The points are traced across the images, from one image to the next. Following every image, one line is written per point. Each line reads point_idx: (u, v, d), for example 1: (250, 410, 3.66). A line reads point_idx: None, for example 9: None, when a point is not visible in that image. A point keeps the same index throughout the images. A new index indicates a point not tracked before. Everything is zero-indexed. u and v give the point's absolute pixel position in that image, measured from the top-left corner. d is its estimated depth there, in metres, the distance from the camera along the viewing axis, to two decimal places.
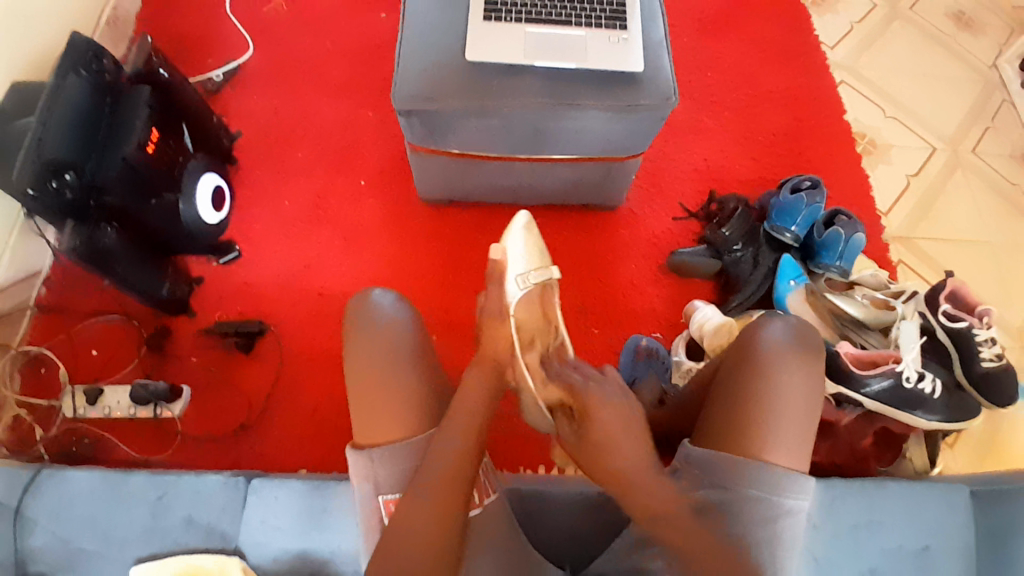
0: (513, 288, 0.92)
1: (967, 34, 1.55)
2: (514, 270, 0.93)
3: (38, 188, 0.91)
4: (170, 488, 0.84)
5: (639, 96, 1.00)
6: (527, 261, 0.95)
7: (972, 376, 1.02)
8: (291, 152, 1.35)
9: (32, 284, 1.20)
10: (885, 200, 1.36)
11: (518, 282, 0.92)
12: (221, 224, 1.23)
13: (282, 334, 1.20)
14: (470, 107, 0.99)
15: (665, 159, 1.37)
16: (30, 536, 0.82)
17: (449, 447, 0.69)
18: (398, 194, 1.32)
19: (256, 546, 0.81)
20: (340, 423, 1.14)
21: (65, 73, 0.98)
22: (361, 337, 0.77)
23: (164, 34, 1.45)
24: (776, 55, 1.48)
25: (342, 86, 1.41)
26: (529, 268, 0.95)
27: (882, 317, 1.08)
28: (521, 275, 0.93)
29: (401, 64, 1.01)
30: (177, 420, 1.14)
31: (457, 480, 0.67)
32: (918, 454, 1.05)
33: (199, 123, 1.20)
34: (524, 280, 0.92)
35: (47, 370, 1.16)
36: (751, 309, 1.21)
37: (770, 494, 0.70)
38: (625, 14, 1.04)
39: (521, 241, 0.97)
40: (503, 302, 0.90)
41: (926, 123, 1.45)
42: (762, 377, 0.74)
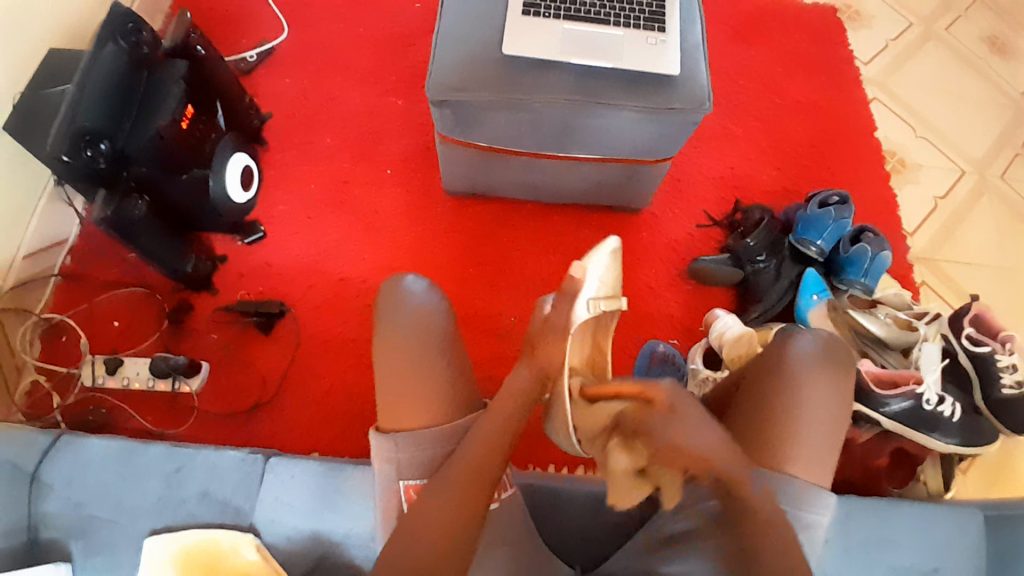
0: (583, 311, 0.83)
1: (1002, 57, 1.53)
2: (587, 293, 0.85)
3: (71, 154, 0.93)
4: (188, 461, 0.85)
5: (673, 100, 1.00)
6: (598, 288, 0.87)
7: (992, 403, 1.00)
8: (319, 135, 1.35)
9: (57, 252, 1.21)
10: (910, 219, 1.35)
11: (589, 306, 0.83)
12: (247, 204, 1.23)
13: (300, 317, 1.20)
14: (501, 100, 0.99)
15: (691, 165, 1.37)
16: (45, 501, 0.82)
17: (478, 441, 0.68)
18: (423, 184, 1.32)
19: (269, 524, 0.82)
20: (352, 408, 1.15)
21: (104, 42, 1.00)
22: (389, 318, 0.77)
23: (200, 11, 1.45)
24: (809, 68, 1.47)
25: (373, 73, 1.41)
26: (598, 294, 0.86)
27: (905, 337, 1.06)
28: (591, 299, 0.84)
29: (437, 53, 1.01)
30: (194, 395, 1.15)
31: (479, 474, 0.66)
32: (933, 479, 1.02)
33: (231, 102, 1.21)
34: (596, 306, 0.84)
35: (67, 338, 1.17)
36: (768, 321, 1.21)
37: (792, 507, 0.70)
38: (664, 16, 1.04)
39: (601, 263, 0.89)
40: (570, 321, 0.81)
41: (956, 145, 1.43)
42: (788, 390, 0.74)
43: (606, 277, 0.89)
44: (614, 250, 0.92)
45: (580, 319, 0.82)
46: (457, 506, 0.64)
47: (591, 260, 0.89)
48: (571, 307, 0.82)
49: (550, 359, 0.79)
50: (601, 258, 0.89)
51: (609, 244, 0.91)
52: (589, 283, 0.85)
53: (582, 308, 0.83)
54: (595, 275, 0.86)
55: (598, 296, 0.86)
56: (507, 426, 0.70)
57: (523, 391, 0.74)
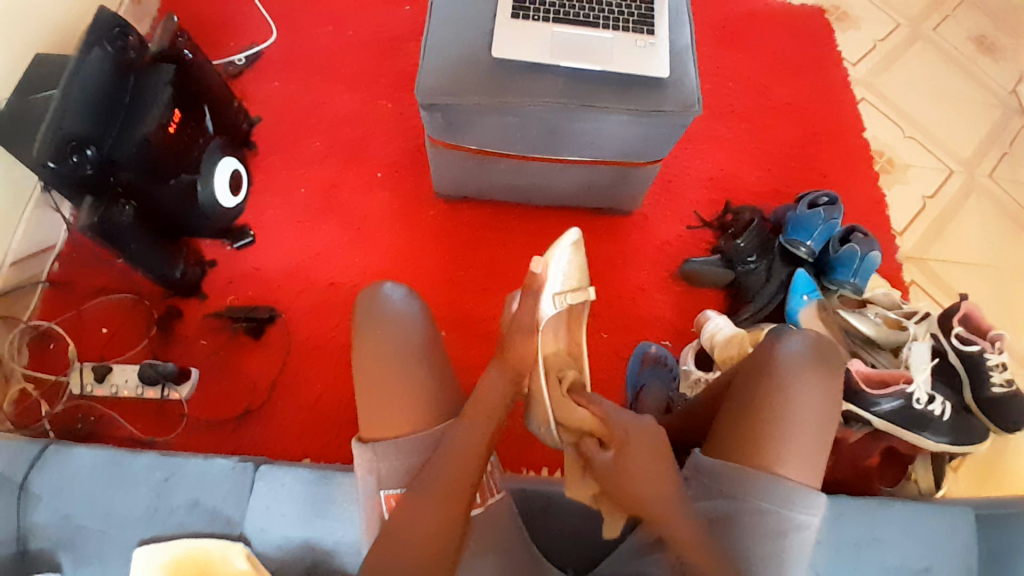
0: (549, 307, 0.85)
1: (989, 57, 1.55)
2: (552, 288, 0.87)
3: (58, 161, 0.90)
4: (177, 470, 0.84)
5: (662, 102, 1.00)
6: (564, 281, 0.88)
7: (981, 400, 1.02)
8: (308, 139, 1.35)
9: (44, 259, 1.20)
10: (899, 219, 1.36)
11: (555, 301, 0.86)
12: (236, 208, 1.22)
13: (291, 321, 1.20)
14: (491, 103, 0.99)
15: (681, 167, 1.37)
16: (34, 511, 0.81)
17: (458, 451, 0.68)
18: (413, 187, 1.32)
19: (260, 532, 0.81)
20: (344, 413, 1.14)
21: (90, 47, 0.97)
22: (366, 326, 0.77)
23: (187, 15, 1.44)
24: (797, 69, 1.48)
25: (362, 77, 1.41)
26: (565, 287, 0.88)
27: (894, 336, 1.07)
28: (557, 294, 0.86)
29: (426, 57, 1.00)
30: (184, 402, 1.14)
31: (460, 484, 0.67)
32: (924, 476, 1.03)
33: (218, 106, 1.20)
34: (563, 301, 0.86)
35: (55, 345, 1.16)
36: (761, 321, 1.21)
37: (781, 506, 0.71)
38: (653, 19, 1.04)
39: (564, 258, 0.88)
40: (536, 319, 0.84)
41: (943, 145, 1.44)
42: (777, 391, 0.74)
43: (571, 272, 0.89)
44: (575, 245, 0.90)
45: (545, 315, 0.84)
46: (442, 516, 0.65)
47: (552, 257, 0.88)
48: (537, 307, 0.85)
49: (525, 354, 0.81)
50: (562, 254, 0.89)
51: (570, 239, 0.89)
52: (552, 279, 0.87)
53: (548, 302, 0.85)
54: (556, 270, 0.87)
55: (564, 289, 0.87)
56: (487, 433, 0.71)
57: (495, 399, 0.75)
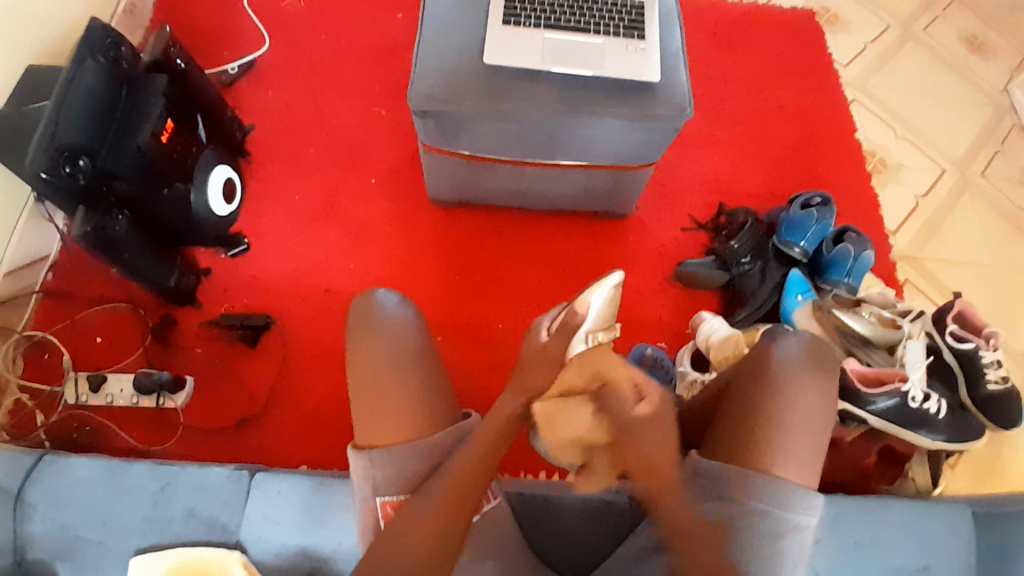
0: (581, 342, 0.86)
1: (979, 57, 1.56)
2: (585, 327, 0.89)
3: (51, 171, 0.90)
4: (173, 479, 0.84)
5: (655, 106, 1.00)
6: (597, 321, 0.91)
7: (976, 398, 1.02)
8: (303, 147, 1.35)
9: (39, 269, 1.20)
10: (892, 219, 1.36)
11: (587, 339, 0.87)
12: (231, 216, 1.22)
13: (287, 329, 1.20)
14: (484, 109, 1.00)
15: (675, 169, 1.38)
16: (29, 522, 0.81)
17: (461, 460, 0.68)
18: (408, 194, 1.32)
19: (258, 541, 0.81)
20: (341, 421, 1.14)
21: (82, 59, 0.96)
22: (359, 333, 0.76)
23: (181, 25, 1.45)
24: (789, 71, 1.49)
25: (356, 84, 1.41)
26: (595, 328, 0.90)
27: (889, 335, 1.08)
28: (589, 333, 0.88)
29: (418, 64, 1.01)
30: (180, 412, 1.13)
31: (462, 493, 0.66)
32: (920, 473, 1.03)
33: (211, 114, 1.20)
34: (593, 339, 0.88)
35: (50, 356, 1.16)
36: (756, 323, 1.21)
37: (779, 509, 0.71)
38: (643, 24, 1.05)
39: (603, 300, 0.93)
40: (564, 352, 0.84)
41: (935, 145, 1.45)
42: (774, 391, 0.75)
43: (603, 312, 0.93)
44: (614, 288, 0.95)
45: (576, 348, 0.84)
46: (445, 520, 0.65)
47: (592, 295, 0.93)
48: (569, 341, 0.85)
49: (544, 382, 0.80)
50: (602, 294, 0.93)
51: (612, 281, 0.95)
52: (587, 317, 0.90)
53: (580, 342, 0.86)
54: (594, 311, 0.91)
55: (595, 329, 0.90)
56: (495, 442, 0.70)
57: (509, 414, 0.74)
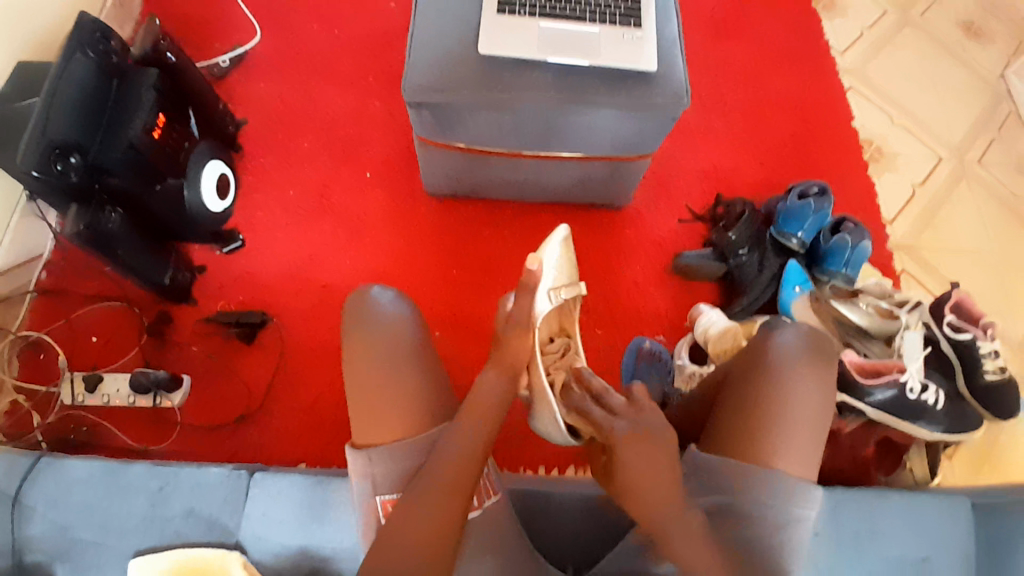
0: (543, 302, 0.87)
1: (976, 42, 1.55)
2: (546, 284, 0.89)
3: (43, 169, 0.89)
4: (172, 479, 0.84)
5: (652, 95, 0.99)
6: (556, 277, 0.91)
7: (975, 389, 1.02)
8: (297, 140, 1.33)
9: (32, 268, 1.18)
10: (890, 207, 1.36)
11: (549, 297, 0.89)
12: (225, 212, 1.21)
13: (284, 325, 1.19)
14: (479, 99, 0.98)
15: (673, 160, 1.37)
16: (29, 524, 0.80)
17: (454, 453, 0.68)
18: (404, 187, 1.31)
19: (258, 540, 0.81)
20: (339, 416, 1.14)
21: (72, 52, 0.95)
22: (356, 331, 0.76)
23: (170, 16, 1.43)
24: (786, 59, 1.48)
25: (349, 76, 1.39)
26: (557, 283, 0.91)
27: (887, 326, 1.07)
28: (551, 288, 0.90)
29: (412, 55, 0.99)
30: (178, 410, 1.13)
31: (456, 486, 0.66)
32: (919, 464, 1.04)
33: (203, 109, 1.19)
34: (556, 296, 0.89)
35: (45, 355, 1.15)
36: (753, 314, 1.21)
37: (779, 502, 0.71)
38: (640, 12, 1.03)
39: (556, 252, 0.94)
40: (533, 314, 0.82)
41: (933, 132, 1.45)
42: (773, 384, 0.74)
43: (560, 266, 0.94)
44: (562, 241, 0.96)
45: (541, 311, 0.86)
46: (440, 517, 0.64)
47: (546, 247, 0.94)
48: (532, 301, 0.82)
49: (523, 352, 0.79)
50: (553, 251, 0.93)
51: (559, 235, 0.95)
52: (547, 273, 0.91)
53: (541, 300, 0.87)
54: (550, 264, 0.92)
55: (558, 285, 0.91)
56: (482, 433, 0.70)
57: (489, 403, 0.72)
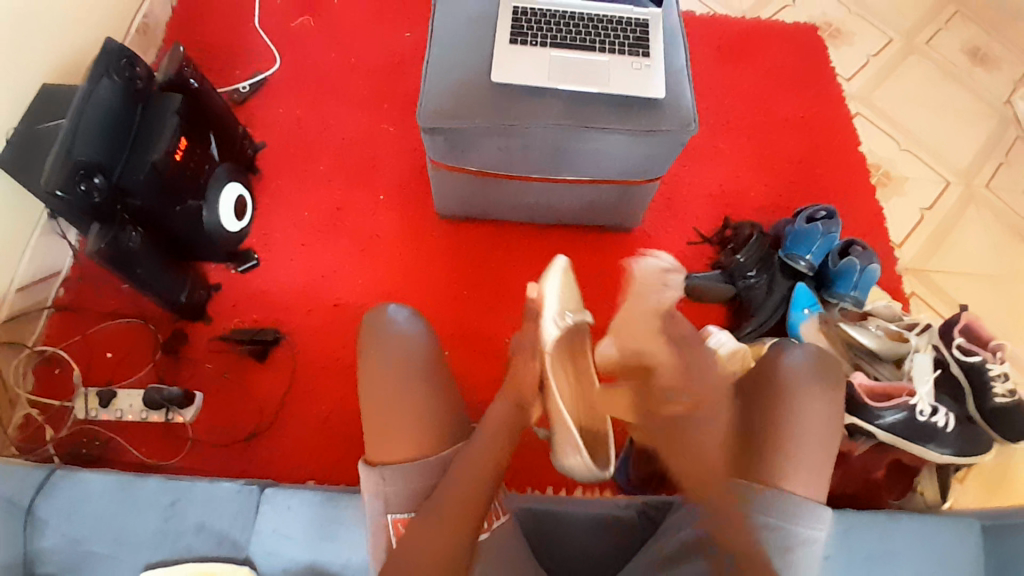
0: (552, 329, 0.90)
1: (982, 70, 1.57)
2: (552, 310, 0.93)
3: (66, 188, 0.91)
4: (184, 494, 0.84)
5: (659, 121, 1.02)
6: (563, 302, 0.96)
7: (984, 411, 1.00)
8: (312, 163, 1.37)
9: (52, 284, 1.21)
10: (898, 231, 1.37)
11: (554, 323, 0.91)
12: (241, 232, 1.24)
13: (296, 343, 1.21)
14: (491, 125, 1.01)
15: (681, 183, 1.39)
16: (40, 537, 0.81)
17: (469, 473, 0.68)
18: (416, 208, 1.33)
19: (267, 556, 0.81)
20: (349, 435, 1.14)
21: (99, 78, 0.99)
22: (371, 348, 0.77)
23: (193, 43, 1.47)
24: (793, 85, 1.50)
25: (364, 101, 1.43)
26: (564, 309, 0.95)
27: (896, 349, 1.08)
28: (557, 315, 0.93)
29: (426, 81, 1.02)
30: (189, 426, 1.14)
31: (466, 506, 0.67)
32: (930, 488, 1.02)
33: (224, 131, 1.22)
34: (561, 321, 0.92)
35: (61, 370, 1.17)
36: (763, 336, 1.21)
37: (786, 523, 0.70)
38: (648, 42, 1.06)
39: (557, 280, 0.98)
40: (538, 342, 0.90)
41: (940, 157, 1.46)
42: (781, 404, 0.75)
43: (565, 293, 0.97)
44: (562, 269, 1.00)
45: (550, 337, 0.89)
46: (452, 527, 0.65)
47: (547, 280, 0.98)
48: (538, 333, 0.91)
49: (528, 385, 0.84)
50: (554, 279, 0.98)
51: (559, 265, 0.99)
52: (552, 297, 0.95)
53: (551, 326, 0.91)
54: (552, 294, 0.95)
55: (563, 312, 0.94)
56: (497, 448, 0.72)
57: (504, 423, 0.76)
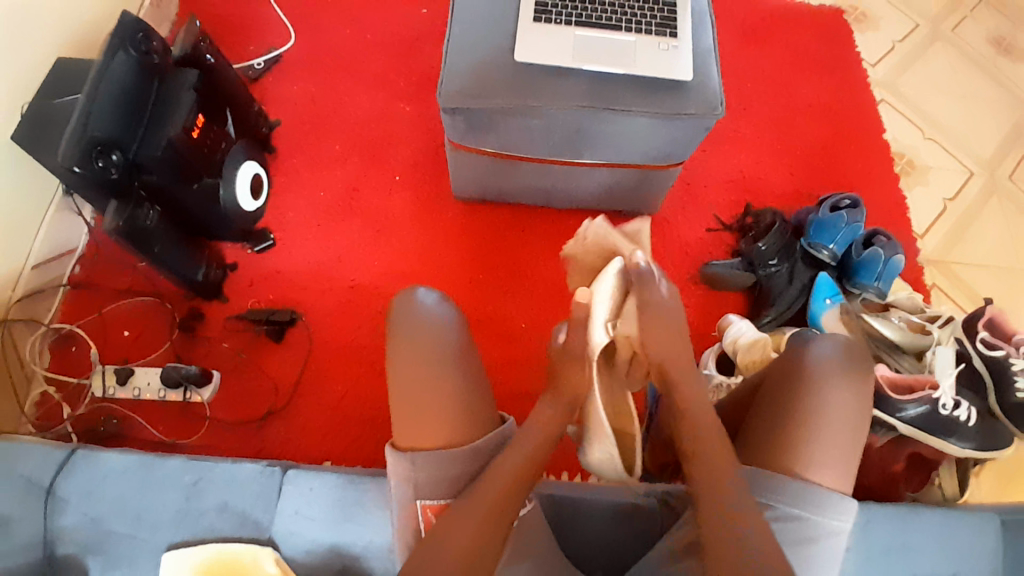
0: (600, 335, 0.85)
1: (1006, 58, 1.53)
2: (600, 317, 0.85)
3: (84, 165, 0.90)
4: (206, 473, 0.84)
5: (686, 105, 0.99)
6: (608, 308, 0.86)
7: (1006, 406, 1.00)
8: (328, 142, 1.35)
9: (67, 262, 1.20)
10: (920, 221, 1.35)
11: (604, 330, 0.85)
12: (257, 212, 1.23)
13: (312, 324, 1.20)
14: (514, 106, 0.99)
15: (701, 169, 1.37)
16: (61, 516, 0.82)
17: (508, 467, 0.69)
18: (432, 190, 1.32)
19: (289, 536, 0.81)
20: (364, 416, 1.14)
21: (114, 52, 0.96)
22: (403, 332, 0.76)
23: (207, 18, 1.45)
24: (817, 70, 1.47)
25: (380, 79, 1.41)
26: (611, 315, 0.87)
27: (919, 341, 1.07)
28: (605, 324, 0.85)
29: (448, 61, 1.00)
30: (206, 405, 1.14)
31: (501, 504, 0.66)
32: (949, 481, 1.01)
33: (239, 108, 1.20)
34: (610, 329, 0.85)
35: (77, 348, 1.17)
36: (783, 325, 1.20)
37: (813, 514, 0.70)
38: (675, 22, 1.04)
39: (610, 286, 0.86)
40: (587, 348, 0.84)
41: (963, 147, 1.43)
42: (807, 395, 0.74)
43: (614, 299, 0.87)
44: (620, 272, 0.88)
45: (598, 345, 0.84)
46: (478, 517, 0.65)
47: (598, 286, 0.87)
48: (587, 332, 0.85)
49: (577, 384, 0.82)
50: (607, 287, 0.86)
51: (615, 267, 0.87)
52: (601, 304, 0.86)
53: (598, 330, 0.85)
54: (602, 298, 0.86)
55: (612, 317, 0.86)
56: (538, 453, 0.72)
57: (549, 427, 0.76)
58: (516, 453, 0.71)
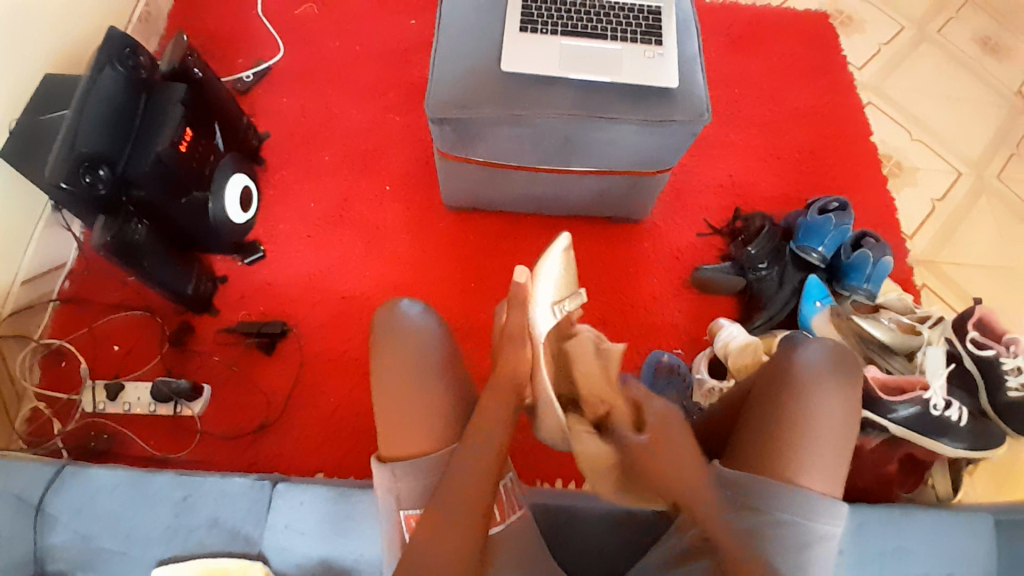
0: (546, 317, 0.84)
1: (992, 59, 1.55)
2: (550, 298, 0.86)
3: (71, 181, 0.90)
4: (196, 489, 0.84)
5: (673, 111, 1.00)
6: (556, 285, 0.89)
7: (997, 405, 0.99)
8: (318, 153, 1.35)
9: (57, 277, 1.20)
10: (910, 222, 1.35)
11: (554, 311, 0.84)
12: (247, 224, 1.23)
13: (304, 335, 1.20)
14: (502, 116, 0.99)
15: (691, 175, 1.37)
16: (51, 533, 0.81)
17: (471, 463, 0.68)
18: (423, 199, 1.32)
19: (280, 550, 0.81)
20: (357, 427, 1.14)
21: (101, 67, 0.97)
22: (386, 343, 0.76)
23: (196, 31, 1.45)
24: (804, 74, 1.48)
25: (370, 89, 1.41)
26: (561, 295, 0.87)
27: (910, 341, 1.07)
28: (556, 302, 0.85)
29: (435, 71, 1.01)
30: (198, 419, 1.14)
31: (478, 503, 0.66)
32: (942, 482, 1.01)
33: (228, 120, 1.20)
34: (560, 309, 0.85)
35: (67, 363, 1.16)
36: (774, 328, 1.20)
37: (804, 518, 0.70)
38: (661, 30, 1.04)
39: (556, 266, 0.91)
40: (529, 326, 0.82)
41: (951, 147, 1.44)
42: (796, 399, 0.74)
43: (563, 278, 0.92)
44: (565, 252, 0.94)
45: (543, 325, 0.82)
46: (457, 520, 0.65)
47: (542, 267, 0.90)
48: (528, 312, 0.83)
49: (524, 365, 0.79)
50: (552, 264, 0.91)
51: (559, 247, 0.92)
52: (546, 285, 0.88)
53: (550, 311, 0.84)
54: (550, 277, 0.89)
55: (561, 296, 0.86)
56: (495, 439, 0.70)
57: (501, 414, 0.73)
58: (482, 448, 0.69)
